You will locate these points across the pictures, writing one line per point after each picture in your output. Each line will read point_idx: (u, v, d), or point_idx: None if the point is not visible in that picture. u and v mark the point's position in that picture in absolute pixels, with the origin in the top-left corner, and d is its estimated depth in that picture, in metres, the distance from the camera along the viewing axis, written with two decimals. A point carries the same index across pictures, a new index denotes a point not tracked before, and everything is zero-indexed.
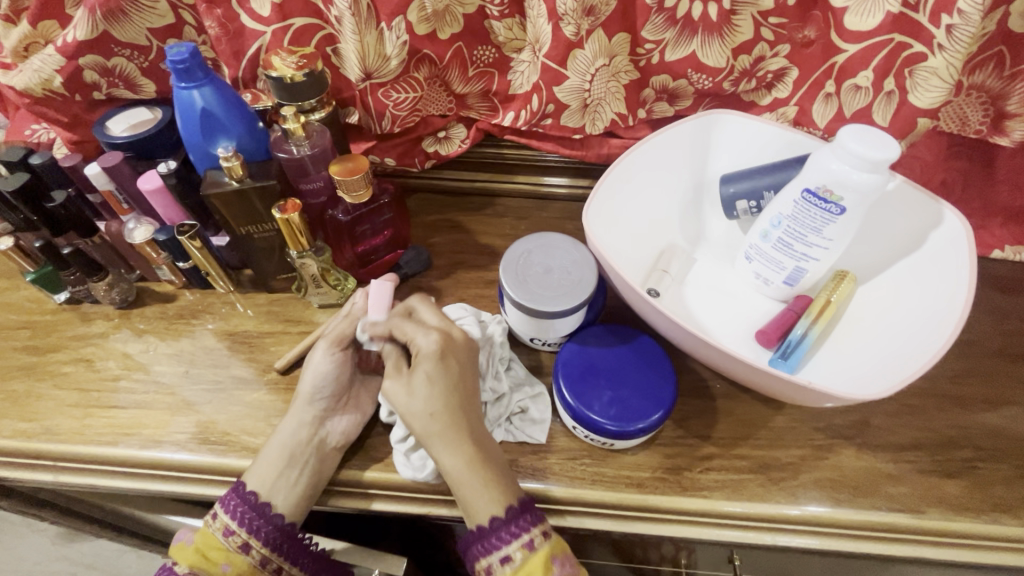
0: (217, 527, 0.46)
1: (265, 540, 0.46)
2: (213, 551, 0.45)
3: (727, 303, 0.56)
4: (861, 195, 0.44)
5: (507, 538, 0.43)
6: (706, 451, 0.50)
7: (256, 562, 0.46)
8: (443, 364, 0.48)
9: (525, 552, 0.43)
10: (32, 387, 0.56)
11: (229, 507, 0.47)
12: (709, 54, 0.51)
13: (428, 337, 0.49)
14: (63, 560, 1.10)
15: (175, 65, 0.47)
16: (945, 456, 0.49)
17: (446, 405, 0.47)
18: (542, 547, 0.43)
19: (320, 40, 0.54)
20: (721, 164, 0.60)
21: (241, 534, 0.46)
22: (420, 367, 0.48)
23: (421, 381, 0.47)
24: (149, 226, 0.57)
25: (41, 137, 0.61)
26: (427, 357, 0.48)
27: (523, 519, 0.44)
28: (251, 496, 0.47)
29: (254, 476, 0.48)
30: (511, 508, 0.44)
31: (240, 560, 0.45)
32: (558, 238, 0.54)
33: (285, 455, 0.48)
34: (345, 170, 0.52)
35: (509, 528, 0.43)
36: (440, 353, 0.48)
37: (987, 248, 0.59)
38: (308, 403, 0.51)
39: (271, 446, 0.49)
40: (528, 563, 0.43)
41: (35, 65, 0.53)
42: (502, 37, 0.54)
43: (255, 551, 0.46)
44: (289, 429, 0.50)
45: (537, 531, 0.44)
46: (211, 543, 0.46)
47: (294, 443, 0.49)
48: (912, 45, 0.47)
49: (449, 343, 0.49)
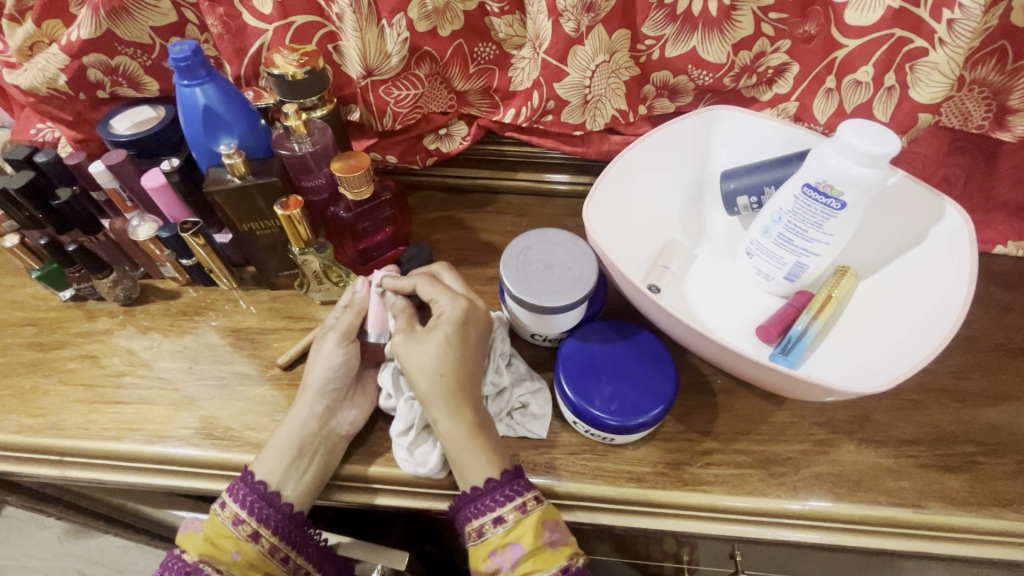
0: (226, 515, 0.47)
1: (274, 528, 0.47)
2: (223, 539, 0.46)
3: (728, 298, 0.56)
4: (861, 189, 0.44)
5: (500, 500, 0.44)
6: (706, 446, 0.50)
7: (265, 550, 0.46)
8: (460, 329, 0.49)
9: (518, 515, 0.44)
10: (38, 383, 0.57)
11: (237, 495, 0.47)
12: (709, 49, 0.51)
13: (453, 304, 0.50)
14: (70, 556, 1.11)
15: (178, 62, 0.48)
16: (945, 451, 0.49)
17: (456, 371, 0.48)
18: (535, 511, 0.44)
19: (321, 37, 0.54)
20: (722, 161, 0.60)
21: (251, 522, 0.46)
22: (439, 328, 0.49)
23: (435, 341, 0.48)
24: (153, 223, 0.58)
25: (46, 136, 0.61)
26: (448, 321, 0.49)
27: (515, 484, 0.45)
28: (260, 485, 0.47)
29: (262, 466, 0.48)
30: (504, 473, 0.45)
31: (248, 549, 0.46)
32: (559, 233, 0.54)
33: (295, 446, 0.49)
34: (346, 166, 0.52)
35: (503, 491, 0.44)
36: (462, 319, 0.49)
37: (990, 243, 0.58)
38: (318, 393, 0.51)
39: (281, 435, 0.49)
40: (520, 525, 0.44)
41: (40, 64, 0.54)
42: (502, 34, 0.54)
43: (264, 539, 0.46)
44: (299, 419, 0.50)
45: (531, 494, 0.45)
46: (221, 531, 0.46)
47: (305, 433, 0.49)
48: (912, 40, 0.47)
49: (472, 312, 0.50)
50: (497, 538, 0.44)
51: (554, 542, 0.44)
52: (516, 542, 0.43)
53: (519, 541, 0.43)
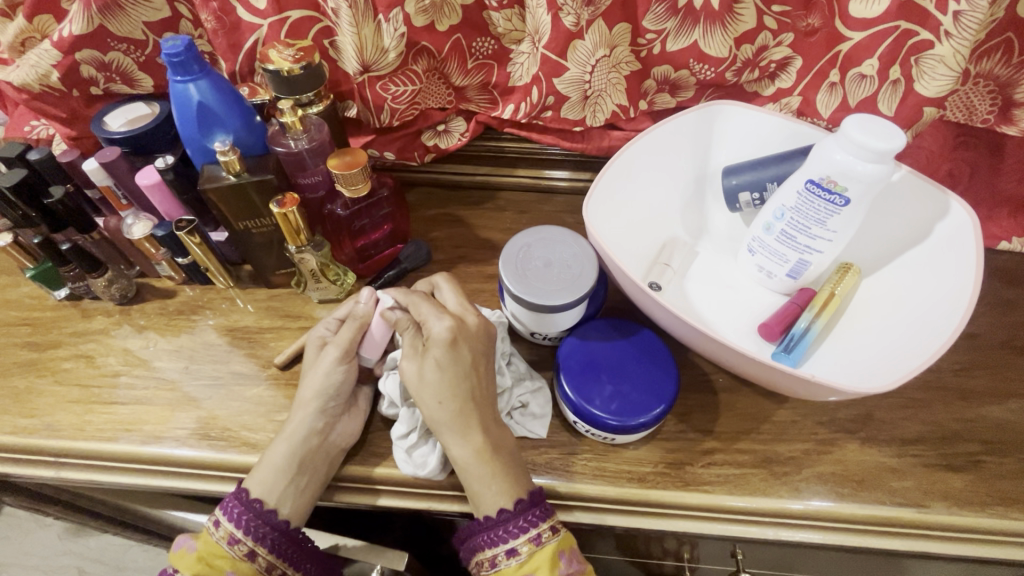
0: (220, 535, 0.46)
1: (271, 546, 0.46)
2: (218, 560, 0.45)
3: (729, 296, 0.56)
4: (865, 186, 0.44)
5: (514, 531, 0.44)
6: (708, 446, 0.50)
7: (261, 569, 0.46)
8: (453, 350, 0.47)
9: (532, 547, 0.43)
10: (32, 383, 0.56)
11: (231, 514, 0.46)
12: (711, 44, 0.51)
13: (440, 322, 0.49)
14: (71, 554, 1.11)
15: (170, 58, 0.47)
16: (950, 450, 0.49)
17: (456, 391, 0.47)
18: (551, 543, 0.44)
19: (317, 33, 0.53)
20: (723, 156, 0.59)
21: (247, 542, 0.46)
22: (431, 351, 0.48)
23: (430, 366, 0.47)
24: (147, 222, 0.57)
25: (40, 133, 0.60)
26: (438, 343, 0.48)
27: (531, 514, 0.44)
28: (256, 503, 0.46)
29: (259, 483, 0.47)
30: (518, 502, 0.44)
31: (245, 567, 0.45)
32: (558, 231, 0.53)
33: (293, 464, 0.48)
34: (343, 164, 0.52)
35: (517, 521, 0.44)
36: (451, 338, 0.48)
37: (994, 239, 0.58)
38: (319, 410, 0.49)
39: (278, 454, 0.48)
40: (534, 557, 0.43)
41: (33, 61, 0.53)
42: (501, 28, 0.53)
43: (261, 558, 0.46)
44: (296, 436, 0.48)
45: (546, 526, 0.44)
46: (215, 551, 0.45)
47: (303, 452, 0.48)
48: (918, 32, 0.46)
49: (461, 330, 0.49)
50: (511, 570, 0.43)
51: (570, 573, 0.44)
52: (531, 575, 0.43)
53: (534, 573, 0.43)
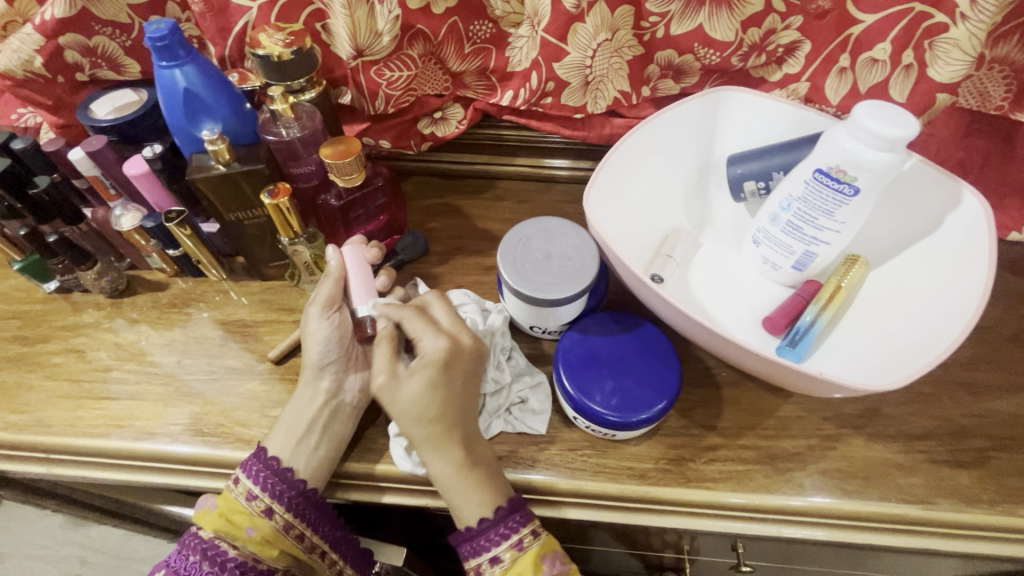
0: (240, 491, 0.46)
1: (288, 505, 0.46)
2: (237, 515, 0.45)
3: (733, 288, 0.55)
4: (876, 175, 0.42)
5: (495, 539, 0.44)
6: (710, 441, 0.49)
7: (280, 527, 0.45)
8: (444, 372, 0.46)
9: (515, 553, 0.44)
10: (22, 379, 0.55)
11: (250, 472, 0.46)
12: (716, 27, 0.49)
13: (434, 342, 0.47)
14: (72, 544, 1.11)
15: (154, 43, 0.45)
16: (957, 446, 0.48)
17: (443, 411, 0.46)
18: (532, 547, 0.44)
19: (309, 15, 0.51)
20: (727, 145, 0.57)
21: (265, 498, 0.46)
22: (420, 371, 0.46)
23: (418, 384, 0.46)
24: (137, 213, 0.56)
25: (28, 121, 0.59)
26: (428, 364, 0.46)
27: (512, 520, 0.44)
28: (273, 461, 0.46)
29: (274, 443, 0.47)
30: (500, 509, 0.44)
31: (263, 525, 0.45)
32: (558, 223, 0.52)
33: (303, 423, 0.48)
34: (336, 152, 0.50)
35: (498, 528, 0.44)
36: (443, 362, 0.46)
37: (1005, 230, 0.56)
38: (317, 369, 0.50)
39: (290, 413, 0.49)
40: (517, 564, 0.44)
41: (14, 46, 0.52)
42: (499, 11, 0.51)
43: (278, 516, 0.46)
44: (304, 398, 0.49)
45: (526, 530, 0.44)
46: (234, 507, 0.45)
47: (312, 412, 0.48)
48: (933, 15, 0.45)
49: (455, 352, 0.47)
50: None
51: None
52: None
53: None
